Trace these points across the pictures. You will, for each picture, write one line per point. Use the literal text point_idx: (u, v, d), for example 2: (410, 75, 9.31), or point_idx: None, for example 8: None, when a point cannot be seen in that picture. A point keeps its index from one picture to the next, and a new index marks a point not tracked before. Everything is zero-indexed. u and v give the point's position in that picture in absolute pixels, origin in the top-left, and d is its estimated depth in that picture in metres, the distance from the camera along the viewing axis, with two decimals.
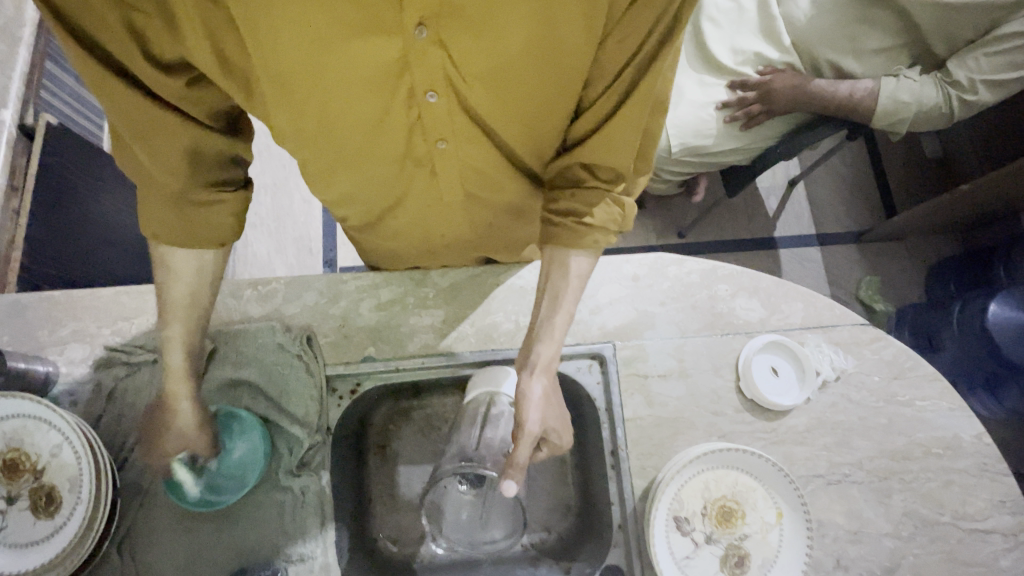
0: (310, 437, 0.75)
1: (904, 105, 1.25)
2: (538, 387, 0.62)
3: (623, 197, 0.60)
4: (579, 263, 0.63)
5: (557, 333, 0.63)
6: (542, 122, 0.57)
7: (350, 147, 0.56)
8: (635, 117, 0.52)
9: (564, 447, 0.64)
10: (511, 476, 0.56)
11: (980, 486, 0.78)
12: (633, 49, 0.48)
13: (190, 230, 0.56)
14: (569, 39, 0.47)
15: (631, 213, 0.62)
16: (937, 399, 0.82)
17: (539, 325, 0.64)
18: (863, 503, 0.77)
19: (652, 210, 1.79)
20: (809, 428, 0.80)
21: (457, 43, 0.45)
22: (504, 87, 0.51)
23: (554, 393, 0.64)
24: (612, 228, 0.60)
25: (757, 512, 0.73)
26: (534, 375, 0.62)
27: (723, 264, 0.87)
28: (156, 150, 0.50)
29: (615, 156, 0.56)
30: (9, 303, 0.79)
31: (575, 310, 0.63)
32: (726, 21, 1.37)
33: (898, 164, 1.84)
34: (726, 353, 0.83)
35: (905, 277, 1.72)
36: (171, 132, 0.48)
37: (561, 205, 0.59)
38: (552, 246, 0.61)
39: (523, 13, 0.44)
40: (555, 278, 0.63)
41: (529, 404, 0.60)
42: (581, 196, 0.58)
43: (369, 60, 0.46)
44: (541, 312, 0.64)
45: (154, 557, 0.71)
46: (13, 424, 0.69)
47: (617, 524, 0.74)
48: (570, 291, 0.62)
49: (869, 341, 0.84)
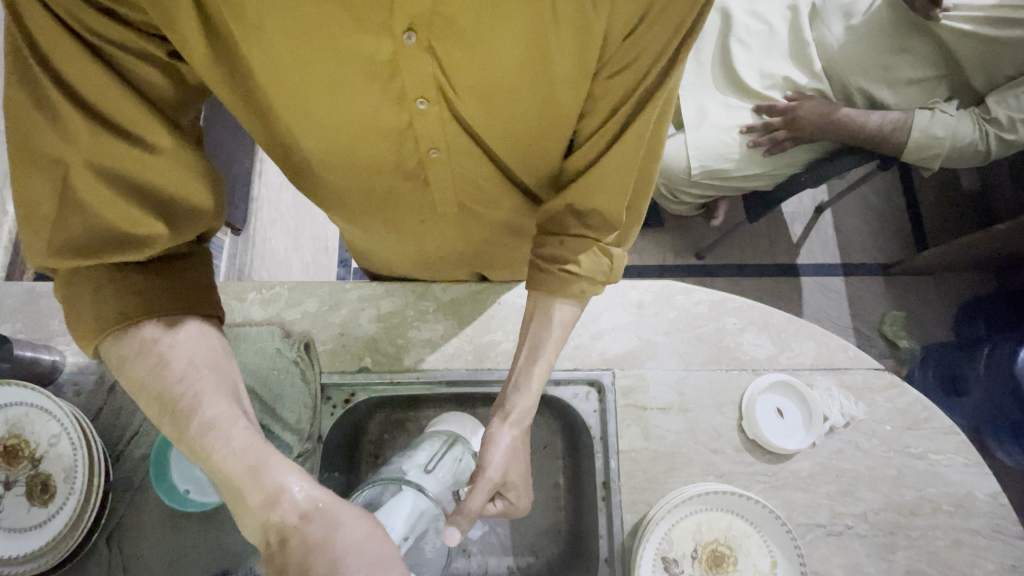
0: (301, 445, 0.73)
1: (938, 140, 1.20)
2: (507, 437, 0.59)
3: (614, 248, 0.58)
4: (564, 312, 0.59)
5: (536, 386, 0.60)
6: (536, 139, 0.56)
7: (338, 150, 0.55)
8: (627, 156, 0.50)
9: (522, 510, 0.61)
10: (457, 524, 0.54)
11: (992, 549, 0.73)
12: (630, 81, 0.47)
13: (149, 294, 0.47)
14: (563, 58, 0.46)
15: (621, 266, 0.58)
16: (952, 453, 0.78)
17: (517, 373, 0.60)
18: (864, 558, 0.73)
19: (671, 229, 1.75)
20: (812, 473, 0.77)
21: (447, 52, 0.45)
22: (496, 99, 0.50)
23: (524, 448, 0.61)
24: (599, 279, 0.57)
25: (750, 559, 0.70)
26: (506, 423, 0.59)
27: (732, 297, 0.85)
28: (120, 156, 0.42)
29: (608, 199, 0.53)
30: (25, 291, 0.82)
31: (556, 360, 0.60)
32: (755, 43, 1.35)
33: (932, 197, 1.77)
34: (729, 389, 0.80)
35: (932, 314, 1.64)
36: (146, 128, 0.42)
37: (547, 250, 0.57)
38: (536, 292, 0.59)
39: (517, 24, 0.43)
40: (536, 325, 0.59)
41: (492, 453, 0.58)
42: (569, 244, 0.55)
43: (358, 62, 0.45)
44: (522, 360, 0.61)
45: (141, 551, 0.72)
46: (16, 410, 0.71)
47: (603, 558, 0.72)
48: (552, 341, 0.59)
49: (882, 387, 0.81)
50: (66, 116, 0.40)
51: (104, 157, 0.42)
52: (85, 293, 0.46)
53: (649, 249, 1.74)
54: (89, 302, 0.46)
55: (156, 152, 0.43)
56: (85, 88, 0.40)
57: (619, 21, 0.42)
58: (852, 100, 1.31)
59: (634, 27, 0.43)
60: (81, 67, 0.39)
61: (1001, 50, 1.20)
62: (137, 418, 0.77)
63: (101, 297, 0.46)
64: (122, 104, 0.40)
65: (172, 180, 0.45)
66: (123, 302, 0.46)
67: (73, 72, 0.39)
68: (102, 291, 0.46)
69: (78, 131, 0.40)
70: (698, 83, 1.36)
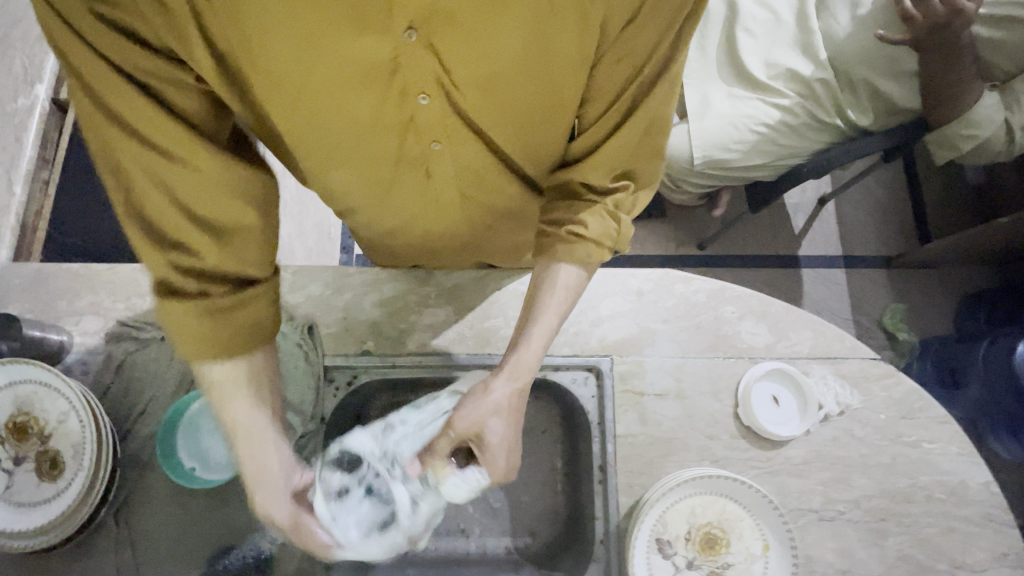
0: (304, 425, 0.76)
1: (961, 138, 1.25)
2: (500, 390, 0.58)
3: (622, 213, 0.58)
4: (568, 275, 0.58)
5: (534, 343, 0.58)
6: (537, 131, 0.57)
7: (342, 148, 0.56)
8: (629, 135, 0.52)
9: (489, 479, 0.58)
10: (427, 462, 0.58)
11: (982, 536, 0.75)
12: (628, 68, 0.48)
13: (225, 330, 0.51)
14: (560, 51, 0.47)
15: (628, 233, 0.58)
16: (945, 443, 0.79)
17: (518, 330, 0.60)
18: (855, 543, 0.74)
19: (673, 220, 1.75)
20: (806, 460, 0.78)
21: (447, 48, 0.45)
22: (497, 93, 0.51)
23: (514, 414, 0.59)
24: (607, 244, 0.57)
25: (743, 541, 0.71)
26: (502, 375, 0.58)
27: (732, 285, 0.86)
28: (178, 185, 0.46)
29: (609, 168, 0.55)
30: (33, 273, 0.83)
31: (559, 323, 0.59)
32: (761, 32, 1.36)
33: (936, 190, 1.77)
34: (726, 377, 0.81)
35: (932, 307, 1.65)
36: (190, 153, 0.45)
37: (556, 215, 0.59)
38: (544, 256, 0.59)
39: (515, 21, 0.44)
40: (539, 287, 0.59)
41: (478, 400, 0.58)
42: (576, 207, 0.58)
43: (357, 61, 0.45)
44: (522, 318, 0.60)
45: (147, 527, 0.73)
46: (25, 388, 0.72)
47: (599, 539, 0.74)
48: (553, 302, 0.58)
49: (878, 376, 0.82)
50: (120, 150, 0.43)
51: (163, 177, 0.45)
52: (185, 339, 0.51)
53: (651, 239, 1.75)
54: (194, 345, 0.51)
55: (203, 173, 0.46)
56: (126, 119, 0.42)
57: (618, 11, 0.44)
58: (857, 93, 1.29)
59: (633, 16, 0.44)
60: (121, 95, 0.41)
61: (997, 51, 1.23)
62: (143, 398, 0.78)
63: (219, 339, 0.52)
64: (163, 130, 0.43)
65: (218, 205, 0.48)
66: (222, 336, 0.52)
67: (115, 102, 0.42)
68: (215, 347, 0.52)
69: (141, 163, 0.44)
70: (702, 73, 1.36)
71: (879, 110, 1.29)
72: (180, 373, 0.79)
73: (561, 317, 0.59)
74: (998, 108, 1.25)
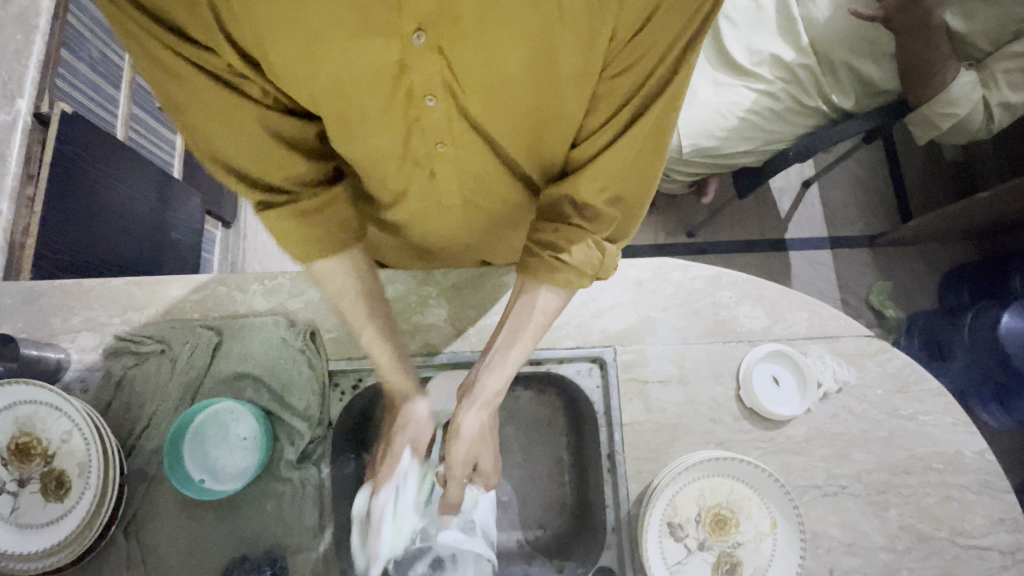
0: (312, 431, 0.77)
1: (942, 117, 1.28)
2: (474, 420, 0.65)
3: (608, 244, 0.58)
4: (548, 299, 0.61)
5: (508, 368, 0.64)
6: (540, 137, 0.57)
7: (348, 145, 0.56)
8: (625, 152, 0.51)
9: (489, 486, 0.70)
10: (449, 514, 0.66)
11: (980, 502, 0.77)
12: (631, 82, 0.48)
13: (315, 236, 0.60)
14: (566, 61, 0.47)
15: (613, 261, 0.59)
16: (940, 414, 0.81)
17: (492, 353, 0.64)
18: (858, 516, 0.76)
19: (662, 209, 1.77)
20: (807, 438, 0.80)
21: (453, 52, 0.45)
22: (500, 97, 0.51)
23: (489, 430, 0.68)
24: (587, 272, 0.58)
25: (751, 520, 0.73)
26: (475, 407, 0.65)
27: (728, 271, 0.87)
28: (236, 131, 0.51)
29: (601, 192, 0.54)
30: (24, 291, 0.81)
31: (533, 344, 0.64)
32: (743, 20, 1.37)
33: (917, 168, 1.80)
34: (727, 361, 0.83)
35: (916, 283, 1.69)
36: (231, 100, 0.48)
37: (541, 237, 0.58)
38: (524, 277, 0.61)
39: (521, 28, 0.44)
40: (518, 311, 0.62)
41: (461, 439, 0.64)
42: (563, 233, 0.57)
43: (366, 62, 0.46)
44: (498, 341, 0.64)
45: (158, 542, 0.73)
46: (25, 409, 0.71)
47: (610, 526, 0.75)
48: (532, 326, 0.62)
49: (873, 353, 0.84)
50: (181, 99, 0.48)
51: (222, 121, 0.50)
52: (290, 245, 0.60)
53: (641, 229, 1.76)
54: (301, 251, 0.61)
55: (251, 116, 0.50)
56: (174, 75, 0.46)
57: (624, 27, 0.43)
58: (839, 76, 1.31)
59: (639, 29, 0.44)
60: (176, 68, 0.46)
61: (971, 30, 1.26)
62: (146, 412, 0.77)
63: (314, 238, 0.60)
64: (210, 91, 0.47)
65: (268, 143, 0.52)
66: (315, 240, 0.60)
67: (167, 73, 0.46)
68: (310, 246, 0.60)
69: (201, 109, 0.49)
70: None
71: (859, 93, 1.32)
72: (182, 385, 0.78)
73: (536, 340, 0.64)
74: (976, 86, 1.27)
